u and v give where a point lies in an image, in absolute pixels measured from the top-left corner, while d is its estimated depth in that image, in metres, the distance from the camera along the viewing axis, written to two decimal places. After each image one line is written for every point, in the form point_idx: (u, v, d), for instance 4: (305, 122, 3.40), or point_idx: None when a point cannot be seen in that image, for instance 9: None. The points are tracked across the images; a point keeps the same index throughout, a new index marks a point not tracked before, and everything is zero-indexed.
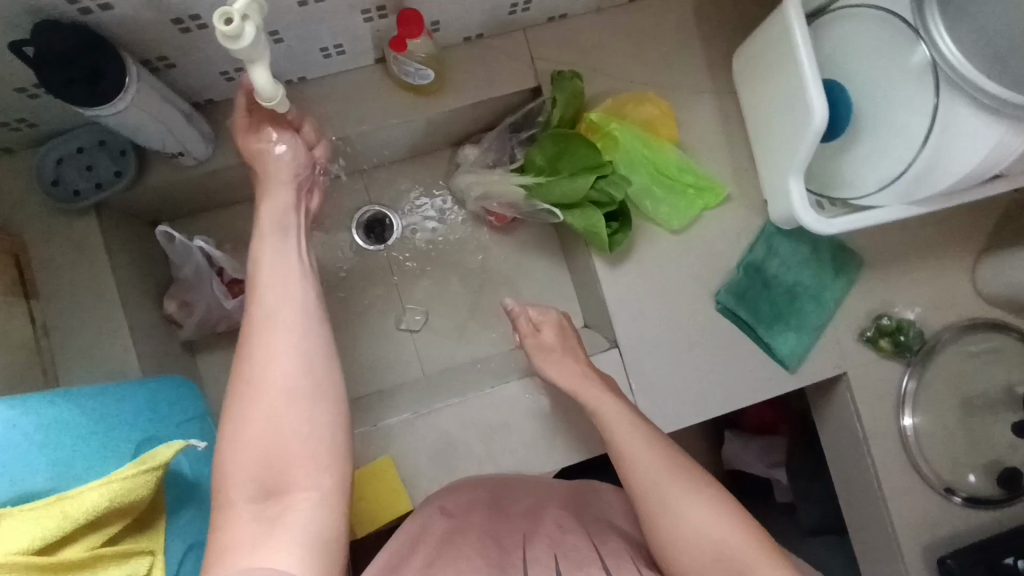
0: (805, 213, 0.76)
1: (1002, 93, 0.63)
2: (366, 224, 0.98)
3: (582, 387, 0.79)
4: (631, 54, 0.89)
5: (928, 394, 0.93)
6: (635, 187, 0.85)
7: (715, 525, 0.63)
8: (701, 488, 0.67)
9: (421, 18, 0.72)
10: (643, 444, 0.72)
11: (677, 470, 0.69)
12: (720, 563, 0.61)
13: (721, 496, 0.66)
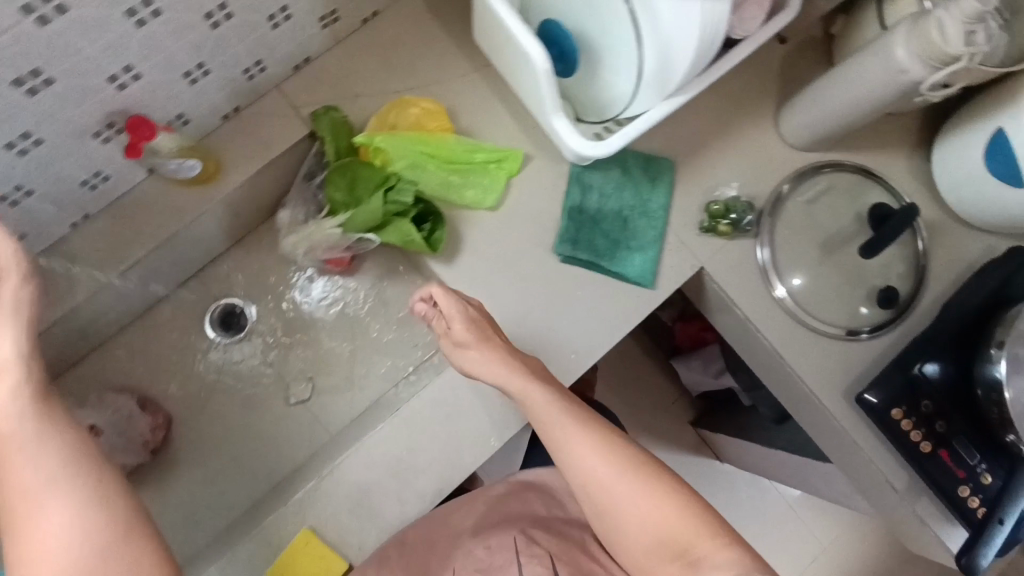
0: (580, 146, 0.80)
1: None
2: (219, 320, 1.00)
3: (520, 387, 0.74)
4: (384, 70, 0.92)
5: (787, 254, 0.96)
6: (432, 183, 0.87)
7: (660, 516, 0.66)
8: (641, 477, 0.68)
9: (147, 120, 0.76)
10: (579, 442, 0.70)
11: (625, 465, 0.69)
12: (664, 549, 0.65)
13: (664, 483, 0.68)
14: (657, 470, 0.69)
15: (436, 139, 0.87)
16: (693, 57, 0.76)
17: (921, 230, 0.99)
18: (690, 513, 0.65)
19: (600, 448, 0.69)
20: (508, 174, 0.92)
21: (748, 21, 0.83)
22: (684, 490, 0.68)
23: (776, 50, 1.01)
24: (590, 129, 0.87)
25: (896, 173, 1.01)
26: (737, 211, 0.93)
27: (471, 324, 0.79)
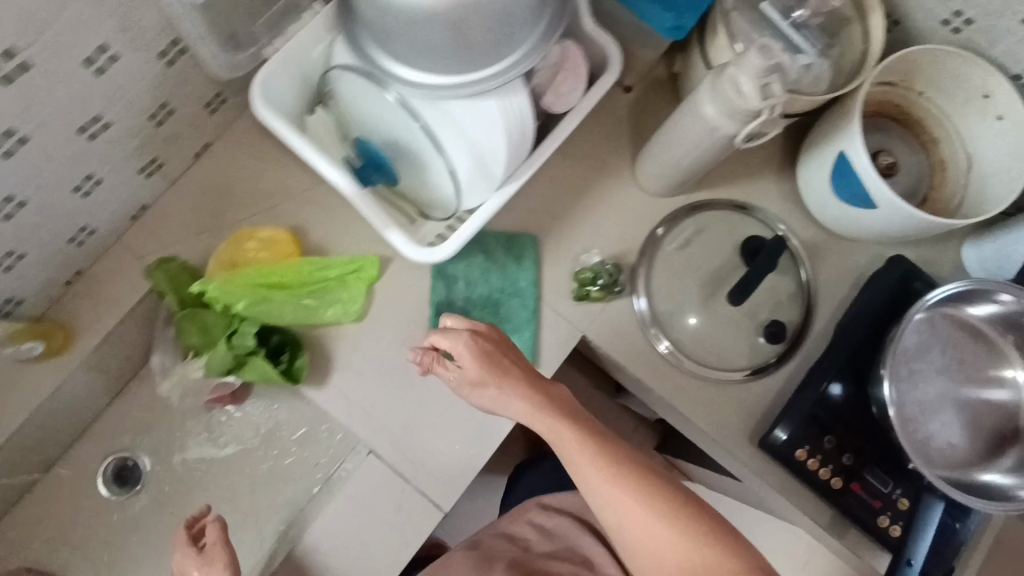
0: (424, 253, 0.79)
1: (465, 84, 0.68)
2: (113, 475, 0.96)
3: (542, 417, 0.75)
4: (224, 200, 0.90)
5: (666, 304, 0.95)
6: (281, 315, 0.84)
7: (690, 558, 0.66)
8: (671, 517, 0.68)
9: None
10: (604, 483, 0.70)
11: (656, 502, 0.69)
12: None
13: (693, 524, 0.67)
14: (691, 509, 0.68)
15: (280, 267, 0.84)
16: (507, 151, 0.75)
17: (800, 254, 0.97)
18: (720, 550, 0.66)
19: (627, 491, 0.69)
20: (368, 282, 0.89)
21: (568, 94, 0.82)
22: (719, 529, 0.67)
23: (623, 98, 0.98)
24: (434, 230, 0.86)
25: (767, 199, 1.00)
26: (604, 277, 0.92)
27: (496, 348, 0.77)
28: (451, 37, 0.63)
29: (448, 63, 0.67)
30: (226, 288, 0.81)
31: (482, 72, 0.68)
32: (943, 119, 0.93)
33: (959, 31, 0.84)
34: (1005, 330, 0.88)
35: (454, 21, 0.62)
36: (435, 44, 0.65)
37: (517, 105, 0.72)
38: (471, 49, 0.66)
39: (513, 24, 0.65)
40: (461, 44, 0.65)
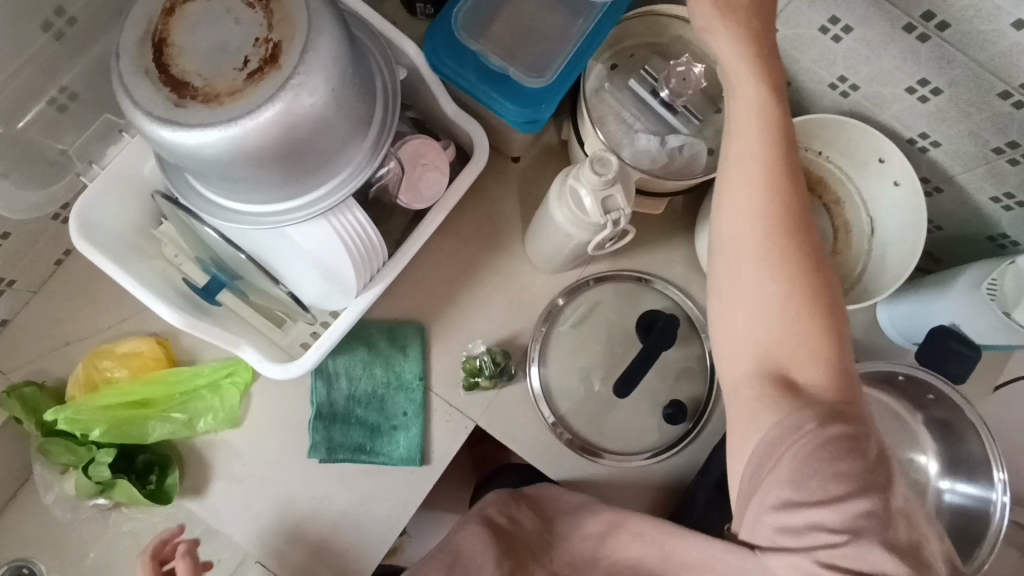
0: (280, 368, 0.75)
1: (288, 210, 0.63)
2: None
3: (750, 120, 0.54)
4: (92, 307, 0.86)
5: (563, 386, 0.90)
6: (146, 433, 0.82)
7: (769, 331, 0.53)
8: (808, 323, 0.52)
9: None
10: (763, 260, 0.53)
11: (787, 243, 0.53)
12: (770, 365, 0.53)
13: (841, 336, 0.53)
14: (835, 321, 0.53)
15: (142, 384, 0.82)
16: (355, 264, 0.71)
17: (702, 324, 0.93)
18: (807, 405, 0.51)
19: (788, 284, 0.52)
20: (243, 387, 0.85)
21: (429, 187, 0.76)
22: (818, 301, 0.52)
23: (511, 167, 0.93)
24: (302, 334, 0.82)
25: (668, 265, 0.94)
26: (494, 365, 0.87)
27: (755, 73, 0.54)
28: (262, 175, 0.59)
29: (269, 195, 0.62)
30: (84, 414, 0.79)
31: (309, 197, 0.63)
32: (845, 180, 0.87)
33: (848, 94, 0.79)
34: (912, 407, 0.83)
35: (255, 163, 0.57)
36: (247, 184, 0.60)
37: (358, 216, 0.68)
38: (290, 180, 0.60)
39: (328, 148, 0.60)
40: (275, 177, 0.59)
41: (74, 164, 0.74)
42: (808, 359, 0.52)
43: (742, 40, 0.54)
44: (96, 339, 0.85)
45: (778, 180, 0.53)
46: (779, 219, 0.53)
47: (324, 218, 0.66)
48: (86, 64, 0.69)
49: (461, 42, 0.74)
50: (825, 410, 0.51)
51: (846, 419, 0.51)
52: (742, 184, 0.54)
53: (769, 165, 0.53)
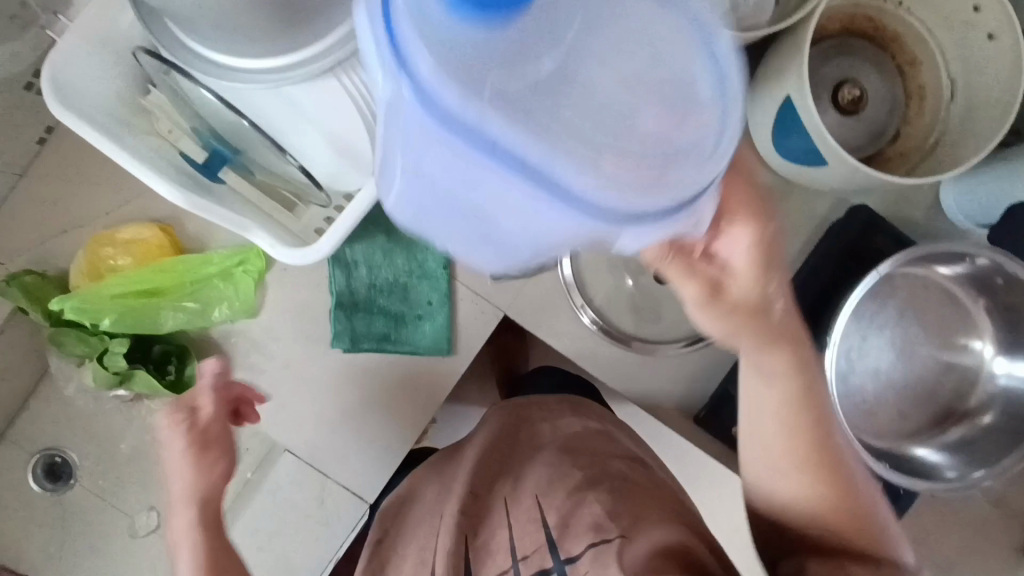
0: (292, 254, 0.69)
1: (292, 64, 0.54)
2: (46, 470, 0.91)
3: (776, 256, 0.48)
4: (87, 190, 0.79)
5: (595, 275, 0.84)
6: (159, 321, 0.78)
7: (794, 441, 0.52)
8: (823, 497, 0.52)
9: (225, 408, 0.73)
10: (784, 445, 0.52)
11: (797, 422, 0.52)
12: (831, 508, 0.51)
13: (827, 458, 0.52)
14: (834, 459, 0.52)
15: (150, 272, 0.77)
16: (371, 132, 0.63)
17: None
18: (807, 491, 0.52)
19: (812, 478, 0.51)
20: (257, 276, 0.80)
21: None
22: (838, 477, 0.52)
23: None
24: (316, 218, 0.75)
25: None
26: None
27: (751, 241, 0.47)
28: (251, 17, 0.50)
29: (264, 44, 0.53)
30: (93, 302, 0.75)
31: (311, 49, 0.54)
32: (925, 35, 0.76)
33: None
34: (975, 293, 0.78)
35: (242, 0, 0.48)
36: (236, 29, 0.51)
37: (371, 72, 0.60)
38: (286, 26, 0.52)
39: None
40: (268, 19, 0.50)
41: (39, 17, 0.68)
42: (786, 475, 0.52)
43: (758, 239, 0.47)
44: (96, 226, 0.79)
45: (796, 405, 0.52)
46: (785, 386, 0.52)
47: (334, 75, 0.57)
48: None
49: None
50: (817, 517, 0.52)
51: (844, 545, 0.51)
52: (768, 401, 0.52)
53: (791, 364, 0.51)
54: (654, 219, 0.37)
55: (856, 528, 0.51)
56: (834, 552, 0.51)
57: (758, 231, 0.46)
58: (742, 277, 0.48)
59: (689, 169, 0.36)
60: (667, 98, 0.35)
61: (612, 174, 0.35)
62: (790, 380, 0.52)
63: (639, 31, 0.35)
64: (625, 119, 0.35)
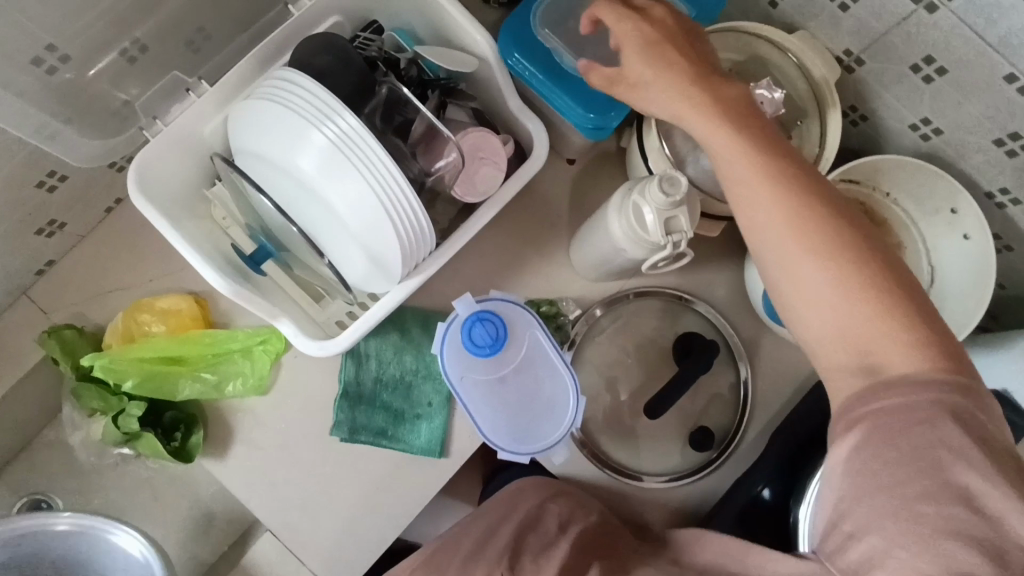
0: (306, 345, 0.74)
1: None
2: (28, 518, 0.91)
3: (810, 197, 0.53)
4: (137, 260, 0.87)
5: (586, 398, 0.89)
6: (173, 392, 0.82)
7: (866, 336, 0.52)
8: (897, 327, 0.51)
9: None
10: (827, 285, 0.52)
11: (841, 249, 0.53)
12: (916, 398, 0.50)
13: (904, 319, 0.51)
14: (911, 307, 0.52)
15: (178, 342, 0.82)
16: (403, 249, 0.70)
17: (739, 353, 0.91)
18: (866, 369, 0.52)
19: (851, 297, 0.52)
20: (274, 355, 0.85)
21: (484, 182, 0.75)
22: (898, 311, 0.52)
23: (565, 169, 0.91)
24: (339, 312, 0.81)
25: (712, 288, 0.92)
26: (557, 321, 0.88)
27: (730, 144, 0.56)
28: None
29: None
30: (119, 363, 0.79)
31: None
32: (910, 225, 0.83)
33: (928, 137, 0.75)
34: None
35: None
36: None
37: (418, 217, 0.69)
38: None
39: None
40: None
41: (139, 117, 0.74)
42: (901, 354, 0.51)
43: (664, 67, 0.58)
44: (140, 289, 0.87)
45: (686, 81, 0.58)
46: (798, 207, 0.53)
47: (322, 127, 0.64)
48: (161, 21, 0.70)
49: (533, 38, 0.73)
50: (925, 381, 0.50)
51: (959, 392, 0.50)
52: (757, 183, 0.55)
53: (670, 54, 0.59)
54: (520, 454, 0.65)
55: (961, 366, 0.51)
56: (964, 420, 0.49)
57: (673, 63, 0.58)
58: (635, 60, 0.60)
59: (553, 396, 0.67)
60: (541, 391, 0.66)
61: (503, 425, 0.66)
62: (754, 157, 0.55)
63: (521, 382, 0.66)
64: (536, 400, 0.66)
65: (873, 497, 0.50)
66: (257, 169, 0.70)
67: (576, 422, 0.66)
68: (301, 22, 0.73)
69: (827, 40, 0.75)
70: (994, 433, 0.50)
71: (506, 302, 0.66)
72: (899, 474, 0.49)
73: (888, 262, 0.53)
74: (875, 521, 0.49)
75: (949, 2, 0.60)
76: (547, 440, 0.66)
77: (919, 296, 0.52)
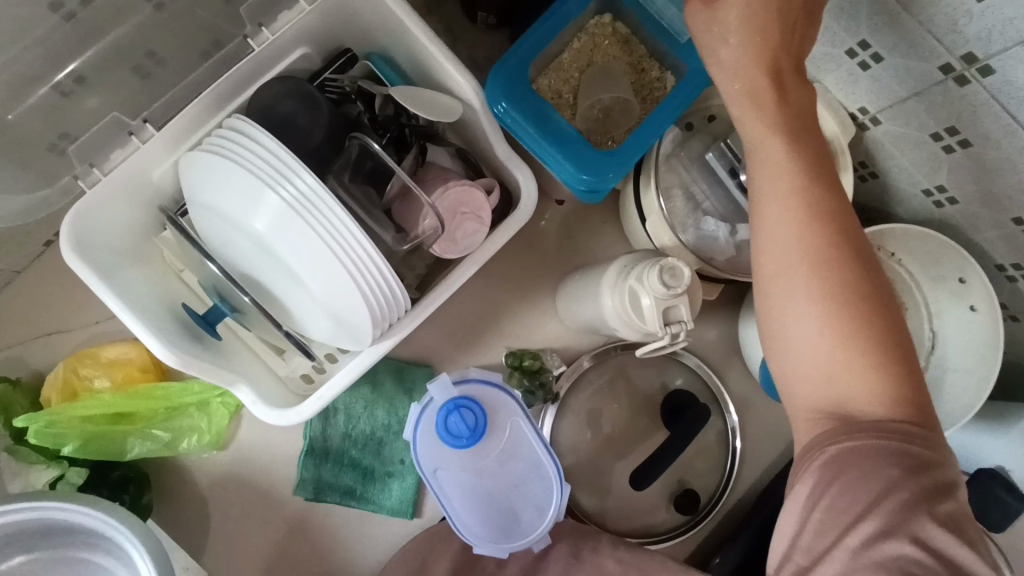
0: (266, 413, 0.66)
1: None
2: None
3: (823, 223, 0.49)
4: (80, 300, 0.79)
5: (569, 456, 0.84)
6: (123, 450, 0.75)
7: (843, 376, 0.49)
8: (878, 364, 0.49)
9: None
10: (811, 318, 0.50)
11: (845, 281, 0.49)
12: (883, 449, 0.49)
13: (889, 367, 0.49)
14: (897, 355, 0.49)
15: (127, 398, 0.75)
16: (373, 316, 0.62)
17: (728, 411, 0.87)
18: (839, 409, 0.50)
19: (835, 334, 0.49)
20: (233, 408, 0.79)
21: (466, 239, 0.67)
22: (886, 355, 0.49)
23: (554, 212, 0.85)
24: (303, 365, 0.75)
25: (704, 342, 0.88)
26: (541, 377, 0.81)
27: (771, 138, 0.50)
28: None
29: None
30: (61, 423, 0.71)
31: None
32: (912, 288, 0.75)
33: (942, 206, 0.71)
34: None
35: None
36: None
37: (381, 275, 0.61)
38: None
39: None
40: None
41: (74, 165, 0.65)
42: (869, 398, 0.49)
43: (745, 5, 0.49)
44: (85, 332, 0.79)
45: (764, 57, 0.50)
46: (809, 224, 0.49)
47: (308, 173, 0.57)
48: (101, 49, 0.61)
49: (525, 91, 0.67)
50: (894, 432, 0.48)
51: (920, 441, 0.49)
52: (777, 193, 0.50)
53: (759, 33, 0.49)
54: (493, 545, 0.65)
55: (923, 413, 0.50)
56: (922, 472, 0.48)
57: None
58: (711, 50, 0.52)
59: (539, 492, 0.66)
60: (521, 473, 0.66)
61: (480, 510, 0.65)
62: (790, 164, 0.50)
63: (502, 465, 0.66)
64: (516, 483, 0.66)
65: (827, 526, 0.50)
66: (212, 222, 0.62)
67: (560, 509, 0.66)
68: (265, 56, 0.65)
69: (842, 96, 0.69)
70: (947, 489, 0.49)
71: (487, 383, 0.65)
72: (858, 507, 0.49)
73: (880, 292, 0.50)
74: (833, 547, 0.49)
75: (981, 78, 0.55)
76: (528, 528, 0.66)
77: (900, 331, 0.50)
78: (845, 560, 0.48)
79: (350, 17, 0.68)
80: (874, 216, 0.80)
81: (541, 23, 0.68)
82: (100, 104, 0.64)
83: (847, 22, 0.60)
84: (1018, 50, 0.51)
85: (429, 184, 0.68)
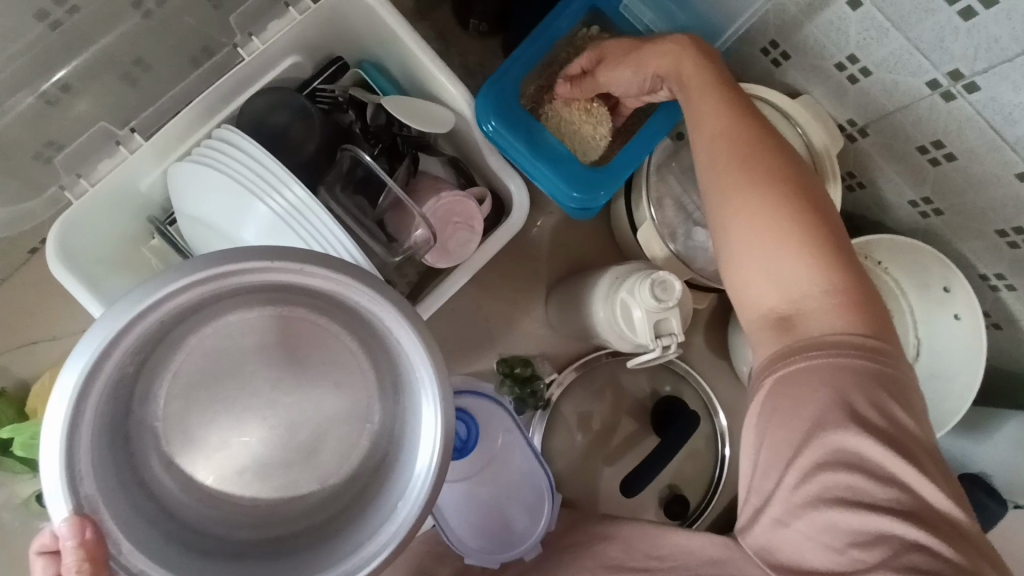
0: None
1: None
2: None
3: (753, 151, 0.53)
4: (67, 309, 0.78)
5: (560, 462, 0.84)
6: None
7: (791, 285, 0.49)
8: (831, 276, 0.49)
9: None
10: (754, 224, 0.50)
11: (785, 191, 0.51)
12: (835, 364, 0.47)
13: (837, 276, 0.49)
14: (847, 267, 0.49)
15: None
16: None
17: (717, 417, 0.88)
18: (795, 324, 0.49)
19: (779, 238, 0.49)
20: None
21: (458, 249, 0.66)
22: (839, 267, 0.49)
23: (546, 219, 0.85)
24: None
25: (694, 349, 0.89)
26: (533, 384, 0.81)
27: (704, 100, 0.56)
28: (354, 462, 0.54)
29: (208, 390, 0.53)
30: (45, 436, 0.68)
31: (427, 346, 0.46)
32: (898, 294, 0.76)
33: (927, 216, 0.72)
34: None
35: (157, 337, 0.49)
36: (270, 497, 0.53)
37: (343, 252, 0.55)
38: (298, 547, 0.50)
39: None
40: (136, 330, 0.42)
41: (59, 176, 0.63)
42: (821, 309, 0.48)
43: (624, 44, 0.63)
44: (73, 340, 0.78)
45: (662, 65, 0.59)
46: (743, 150, 0.53)
47: (299, 182, 0.56)
48: (87, 58, 0.60)
49: (515, 108, 0.67)
50: (841, 342, 0.47)
51: (873, 358, 0.47)
52: (708, 134, 0.55)
53: (638, 64, 0.61)
54: (475, 552, 0.65)
55: (885, 332, 0.48)
56: (879, 389, 0.47)
57: (627, 42, 0.63)
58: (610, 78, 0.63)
59: (528, 499, 0.68)
60: (511, 484, 0.67)
61: (475, 517, 0.66)
62: (722, 113, 0.55)
63: (494, 474, 0.67)
64: (508, 490, 0.67)
65: (771, 464, 0.49)
66: (202, 233, 0.62)
67: (550, 519, 0.67)
68: (254, 66, 0.65)
69: (831, 107, 0.70)
70: (904, 405, 0.47)
71: (479, 397, 0.68)
72: (795, 442, 0.48)
73: (827, 213, 0.51)
74: (777, 488, 0.49)
75: (967, 94, 0.56)
76: (517, 537, 0.66)
77: (849, 248, 0.51)
78: (786, 497, 0.48)
79: (343, 28, 0.68)
80: (861, 225, 0.81)
81: (533, 38, 0.68)
82: (85, 110, 0.63)
83: (836, 36, 0.61)
84: (1004, 68, 0.52)
85: (420, 194, 0.68)
